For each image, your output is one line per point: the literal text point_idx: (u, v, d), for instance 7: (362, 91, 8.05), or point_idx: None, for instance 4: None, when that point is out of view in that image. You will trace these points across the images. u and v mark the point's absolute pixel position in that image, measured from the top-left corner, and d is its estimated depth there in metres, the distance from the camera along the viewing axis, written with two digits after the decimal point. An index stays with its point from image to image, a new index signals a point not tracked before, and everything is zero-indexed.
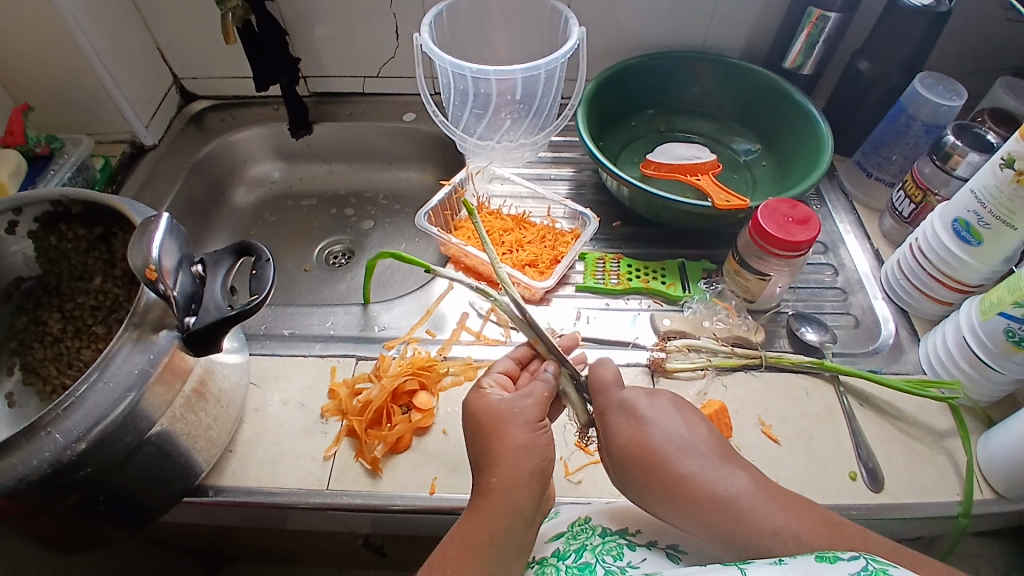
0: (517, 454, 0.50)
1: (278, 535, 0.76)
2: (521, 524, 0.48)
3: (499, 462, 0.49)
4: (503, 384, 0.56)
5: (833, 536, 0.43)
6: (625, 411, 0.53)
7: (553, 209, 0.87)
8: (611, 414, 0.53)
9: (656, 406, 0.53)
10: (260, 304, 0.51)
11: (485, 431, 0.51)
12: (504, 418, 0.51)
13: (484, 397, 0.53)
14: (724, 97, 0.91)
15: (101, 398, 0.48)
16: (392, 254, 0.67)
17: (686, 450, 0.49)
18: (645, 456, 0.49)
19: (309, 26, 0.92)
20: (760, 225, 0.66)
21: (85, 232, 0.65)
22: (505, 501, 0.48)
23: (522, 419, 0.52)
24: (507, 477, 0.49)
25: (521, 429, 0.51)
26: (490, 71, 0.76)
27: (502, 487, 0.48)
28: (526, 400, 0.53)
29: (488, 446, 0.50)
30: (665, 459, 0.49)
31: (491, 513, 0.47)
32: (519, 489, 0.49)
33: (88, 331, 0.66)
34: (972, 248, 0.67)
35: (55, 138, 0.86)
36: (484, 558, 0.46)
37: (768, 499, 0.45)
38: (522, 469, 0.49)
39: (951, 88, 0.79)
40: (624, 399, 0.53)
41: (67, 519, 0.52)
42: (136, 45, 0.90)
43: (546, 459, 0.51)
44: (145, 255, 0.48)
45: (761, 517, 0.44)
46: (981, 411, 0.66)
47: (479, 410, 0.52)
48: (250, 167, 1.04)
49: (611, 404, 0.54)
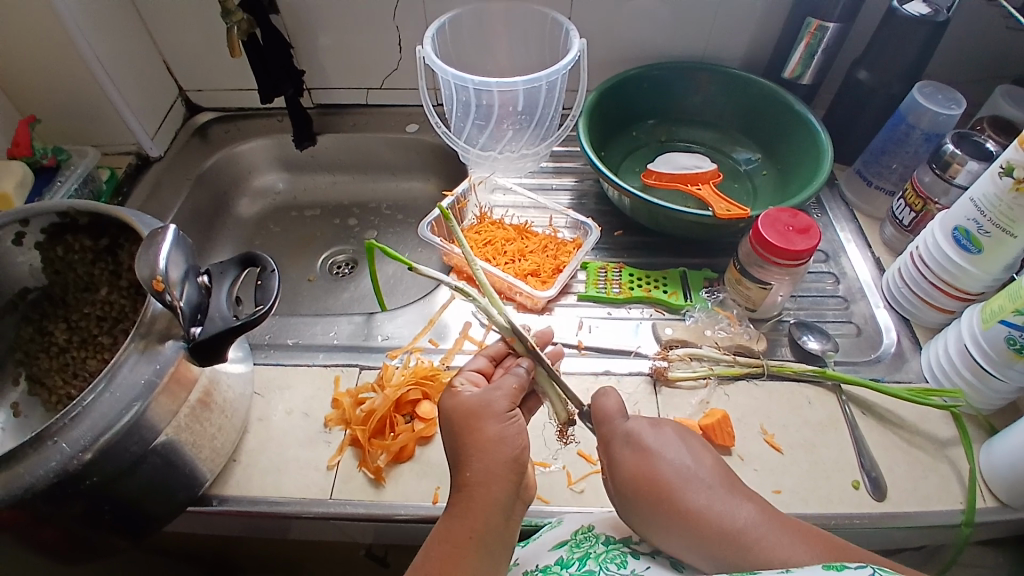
0: (490, 447, 0.50)
1: (282, 545, 0.76)
2: (499, 517, 0.48)
3: (473, 457, 0.49)
4: (475, 381, 0.56)
5: (840, 558, 0.44)
6: (632, 444, 0.52)
7: (555, 219, 0.87)
8: (617, 446, 0.53)
9: (662, 437, 0.53)
10: (265, 315, 0.51)
11: (458, 427, 0.51)
12: (475, 412, 0.51)
13: (456, 393, 0.53)
14: (725, 107, 0.92)
15: (107, 408, 0.49)
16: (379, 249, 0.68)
17: (693, 482, 0.49)
18: (652, 489, 0.49)
19: (313, 39, 0.93)
20: (760, 234, 0.67)
21: (91, 243, 0.66)
22: (482, 495, 0.48)
23: (493, 412, 0.52)
24: (482, 471, 0.49)
25: (493, 421, 0.51)
26: (491, 83, 0.77)
27: (477, 481, 0.49)
28: (495, 392, 0.53)
29: (461, 442, 0.50)
30: (673, 492, 0.49)
31: (469, 509, 0.47)
32: (494, 482, 0.49)
33: (94, 341, 0.67)
34: (973, 256, 0.67)
35: (62, 150, 0.87)
36: (466, 555, 0.46)
37: (777, 529, 0.46)
38: (497, 462, 0.49)
39: (950, 97, 0.79)
40: (630, 431, 0.53)
41: (71, 530, 0.52)
42: (142, 57, 0.91)
43: (521, 447, 0.51)
44: (152, 267, 0.49)
45: (772, 548, 0.44)
46: (984, 419, 0.66)
47: (452, 406, 0.52)
48: (255, 178, 1.05)
49: (616, 435, 0.53)
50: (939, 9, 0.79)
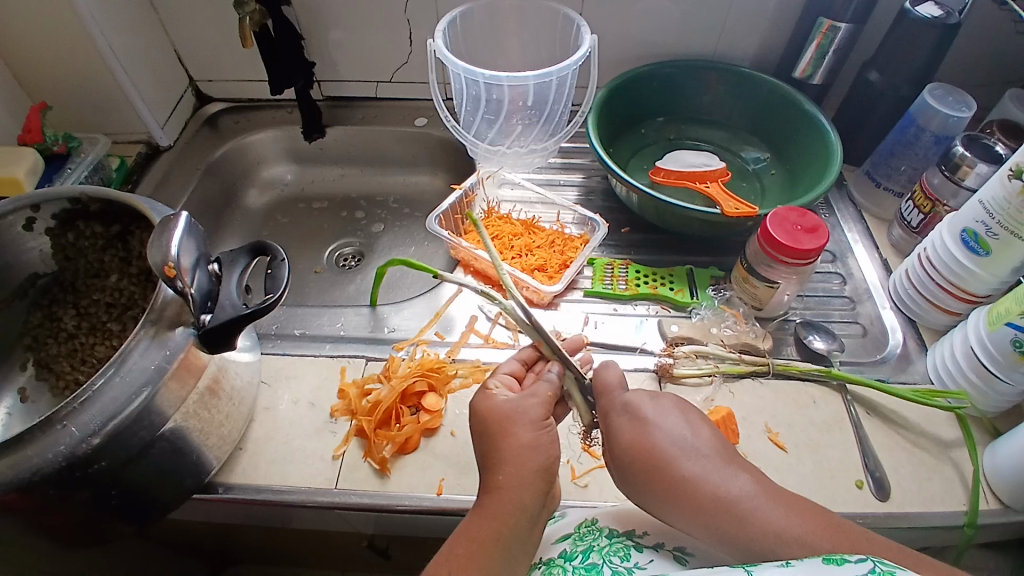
0: (523, 452, 0.50)
1: (285, 534, 0.77)
2: (527, 523, 0.49)
3: (505, 461, 0.50)
4: (509, 384, 0.56)
5: (837, 535, 0.43)
6: (629, 413, 0.52)
7: (562, 215, 0.87)
8: (615, 416, 0.53)
9: (659, 407, 0.52)
10: (275, 304, 0.51)
11: (491, 430, 0.52)
12: (509, 417, 0.52)
13: (489, 398, 0.54)
14: (734, 106, 0.92)
15: (117, 393, 0.49)
16: (402, 262, 0.71)
17: (688, 452, 0.49)
18: (647, 458, 0.49)
19: (324, 31, 0.93)
20: (768, 233, 0.67)
21: (102, 231, 0.66)
22: (512, 498, 0.48)
23: (527, 418, 0.52)
24: (513, 475, 0.49)
25: (527, 428, 0.52)
26: (502, 77, 0.77)
27: (508, 484, 0.49)
28: (529, 400, 0.54)
29: (494, 445, 0.51)
30: (667, 462, 0.49)
31: (498, 511, 0.48)
32: (524, 487, 0.49)
33: (103, 328, 0.67)
34: (980, 258, 0.67)
35: (73, 137, 0.87)
36: (493, 555, 0.46)
37: (773, 501, 0.45)
38: (529, 468, 0.50)
39: (960, 99, 0.79)
40: (628, 401, 0.53)
41: (78, 514, 0.52)
42: (154, 47, 0.91)
43: (551, 457, 0.52)
44: (164, 253, 0.49)
45: (765, 518, 0.44)
46: (989, 421, 0.66)
47: (485, 409, 0.53)
48: (263, 169, 1.05)
49: (614, 406, 0.54)
50: (951, 11, 0.79)
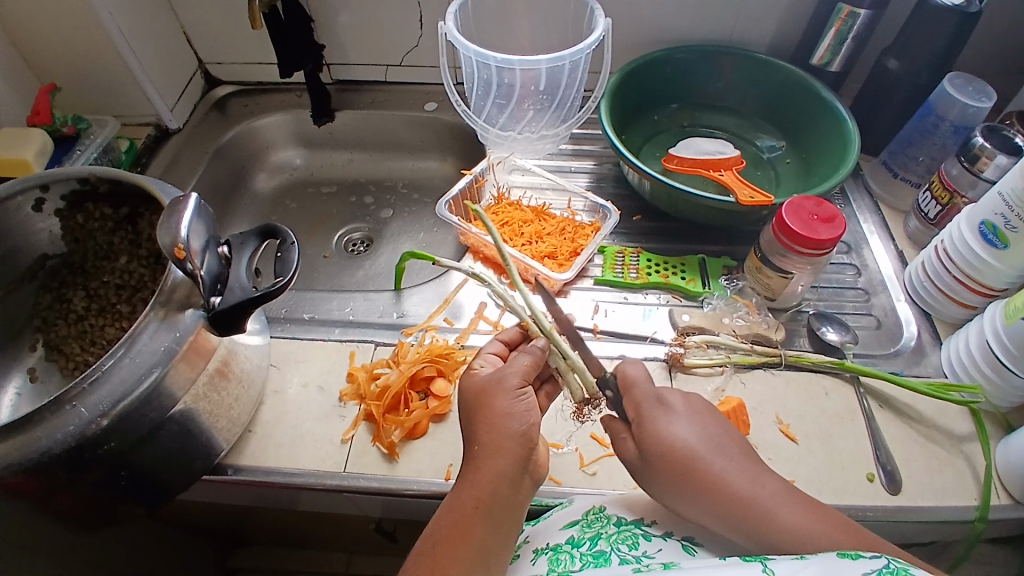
0: (499, 421, 0.50)
1: (294, 517, 0.78)
2: (508, 488, 0.48)
3: (482, 431, 0.50)
4: (493, 363, 0.58)
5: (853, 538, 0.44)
6: (659, 408, 0.52)
7: (573, 201, 0.86)
8: (647, 408, 0.52)
9: (687, 406, 0.52)
10: (285, 287, 0.51)
11: (471, 403, 0.52)
12: (486, 389, 0.52)
13: (474, 376, 0.54)
14: (750, 92, 0.90)
15: (126, 373, 0.49)
16: (412, 253, 0.73)
17: (715, 452, 0.49)
18: (673, 455, 0.49)
19: (334, 13, 0.92)
20: (784, 221, 0.66)
21: (111, 213, 0.66)
22: (490, 466, 0.48)
23: (504, 388, 0.52)
24: (490, 444, 0.49)
25: (503, 397, 0.51)
26: (514, 61, 0.75)
27: (484, 452, 0.49)
28: (506, 368, 0.54)
29: (472, 418, 0.51)
30: (694, 460, 0.48)
31: (476, 480, 0.48)
32: (500, 454, 0.49)
33: (111, 310, 0.67)
34: (999, 251, 0.66)
35: (82, 119, 0.87)
36: (473, 524, 0.46)
37: (793, 502, 0.46)
38: (505, 435, 0.49)
39: (981, 88, 0.77)
40: (660, 397, 0.53)
41: (88, 495, 0.53)
42: (162, 27, 0.90)
43: (530, 423, 0.51)
44: (173, 235, 0.48)
45: (785, 517, 0.45)
46: (1003, 416, 0.65)
47: (467, 385, 0.54)
48: (272, 153, 1.04)
49: (647, 398, 0.53)
50: None
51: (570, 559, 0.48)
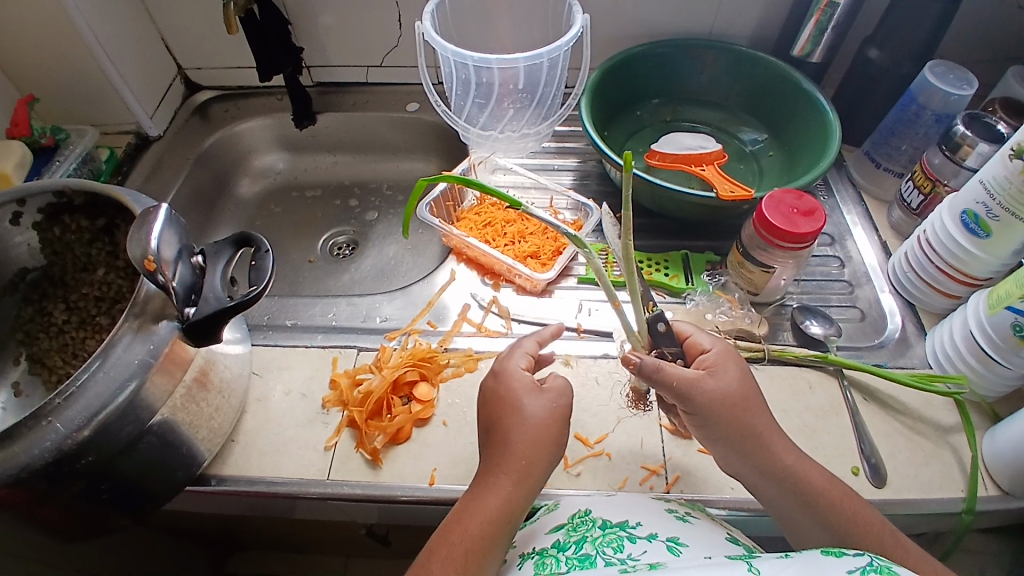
0: (552, 446, 0.52)
1: (285, 524, 0.78)
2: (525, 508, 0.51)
3: (535, 451, 0.51)
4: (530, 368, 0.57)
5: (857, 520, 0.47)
6: (726, 362, 0.55)
7: (555, 200, 0.86)
8: (718, 367, 0.54)
9: (740, 368, 0.55)
10: (259, 295, 0.51)
11: (523, 420, 0.52)
12: (547, 415, 0.52)
13: (530, 391, 0.53)
14: (731, 86, 0.90)
15: (101, 388, 0.49)
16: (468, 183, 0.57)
17: (758, 403, 0.53)
18: (730, 404, 0.52)
19: (313, 16, 0.91)
20: (764, 216, 0.65)
21: (87, 224, 0.66)
22: (526, 489, 0.50)
23: (560, 417, 0.53)
24: (537, 465, 0.51)
25: (561, 425, 0.53)
26: (492, 60, 0.75)
27: (526, 471, 0.50)
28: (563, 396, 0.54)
29: (524, 429, 0.51)
30: (746, 410, 0.53)
31: (513, 496, 0.49)
32: (535, 477, 0.51)
33: (92, 322, 0.67)
34: (980, 240, 0.66)
35: (60, 130, 0.87)
36: (502, 539, 0.48)
37: (791, 465, 0.52)
38: (548, 460, 0.51)
39: (962, 76, 0.77)
40: (728, 352, 0.56)
41: (69, 509, 0.52)
42: (139, 34, 0.89)
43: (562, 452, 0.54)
44: (143, 246, 0.48)
45: (783, 480, 0.51)
46: (988, 406, 0.65)
47: (515, 396, 0.53)
48: (255, 158, 1.04)
49: (720, 356, 0.55)
50: None
51: (555, 563, 0.47)
